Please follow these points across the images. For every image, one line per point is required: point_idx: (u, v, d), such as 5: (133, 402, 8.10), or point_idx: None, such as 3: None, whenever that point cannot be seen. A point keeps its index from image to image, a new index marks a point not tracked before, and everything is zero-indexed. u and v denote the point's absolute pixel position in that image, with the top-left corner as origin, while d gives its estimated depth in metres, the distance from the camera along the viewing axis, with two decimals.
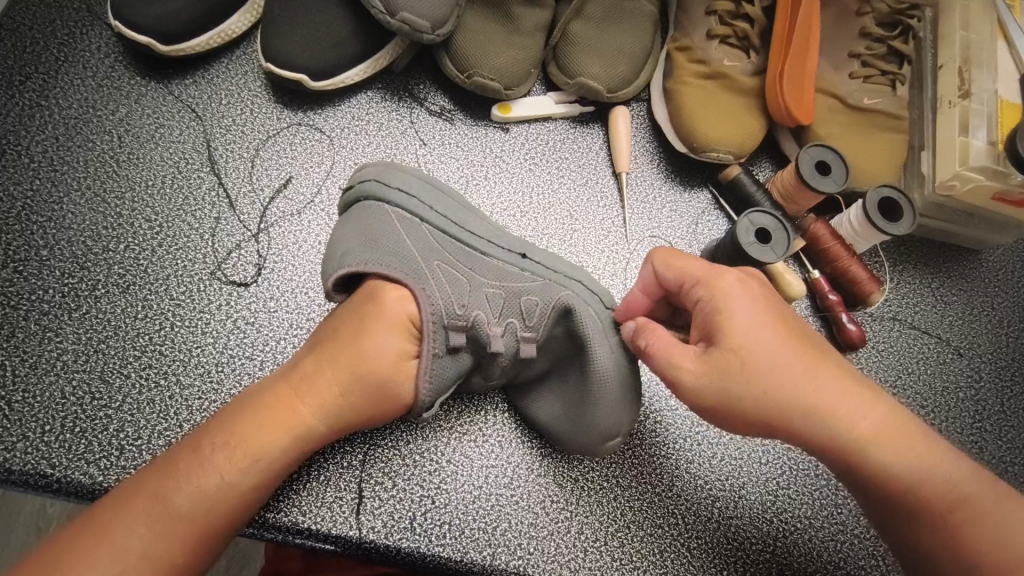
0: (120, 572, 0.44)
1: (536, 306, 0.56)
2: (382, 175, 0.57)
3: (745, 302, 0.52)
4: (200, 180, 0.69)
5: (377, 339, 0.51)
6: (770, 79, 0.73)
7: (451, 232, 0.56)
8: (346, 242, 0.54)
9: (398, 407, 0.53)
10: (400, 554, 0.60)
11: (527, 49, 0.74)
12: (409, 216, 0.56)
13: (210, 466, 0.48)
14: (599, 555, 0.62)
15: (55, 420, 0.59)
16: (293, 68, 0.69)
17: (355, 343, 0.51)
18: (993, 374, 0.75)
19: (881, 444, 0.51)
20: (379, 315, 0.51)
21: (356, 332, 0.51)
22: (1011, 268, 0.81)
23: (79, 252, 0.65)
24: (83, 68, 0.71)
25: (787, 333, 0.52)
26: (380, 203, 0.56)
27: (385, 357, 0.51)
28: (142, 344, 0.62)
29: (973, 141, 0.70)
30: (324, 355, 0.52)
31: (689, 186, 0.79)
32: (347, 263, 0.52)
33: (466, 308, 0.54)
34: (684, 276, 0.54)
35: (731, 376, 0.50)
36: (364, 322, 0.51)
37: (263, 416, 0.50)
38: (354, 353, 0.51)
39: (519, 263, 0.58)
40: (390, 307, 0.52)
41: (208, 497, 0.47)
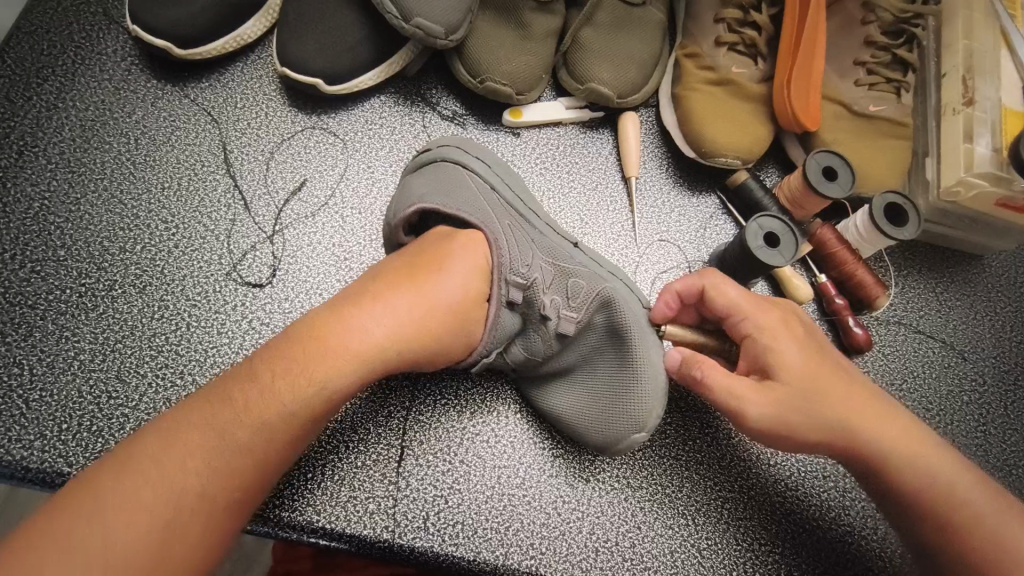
0: (175, 512, 0.41)
1: (581, 289, 0.58)
2: (462, 144, 0.64)
3: (787, 337, 0.53)
4: (215, 182, 0.70)
5: (454, 273, 0.52)
6: (777, 87, 0.75)
7: (513, 207, 0.60)
8: (424, 186, 0.58)
9: (461, 351, 0.54)
10: (413, 553, 0.60)
11: (538, 55, 0.75)
12: (482, 182, 0.60)
13: (272, 395, 0.44)
14: (611, 555, 0.62)
15: (73, 418, 0.59)
16: (309, 73, 0.70)
17: (431, 274, 0.51)
18: (997, 377, 0.76)
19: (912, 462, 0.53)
20: (456, 254, 0.53)
21: (431, 266, 0.52)
22: (1014, 273, 0.82)
23: (96, 253, 0.65)
24: (99, 71, 0.72)
25: (826, 362, 0.54)
26: (455, 166, 0.60)
27: (458, 293, 0.52)
28: (159, 345, 0.63)
29: (977, 148, 0.71)
30: (396, 285, 0.50)
31: (696, 191, 0.80)
32: (422, 201, 0.55)
33: (527, 269, 0.57)
34: (731, 307, 0.55)
35: (779, 405, 0.52)
36: (441, 258, 0.53)
37: (325, 339, 0.46)
38: (430, 284, 0.51)
39: (573, 252, 0.60)
40: (467, 246, 0.54)
41: (265, 428, 0.44)
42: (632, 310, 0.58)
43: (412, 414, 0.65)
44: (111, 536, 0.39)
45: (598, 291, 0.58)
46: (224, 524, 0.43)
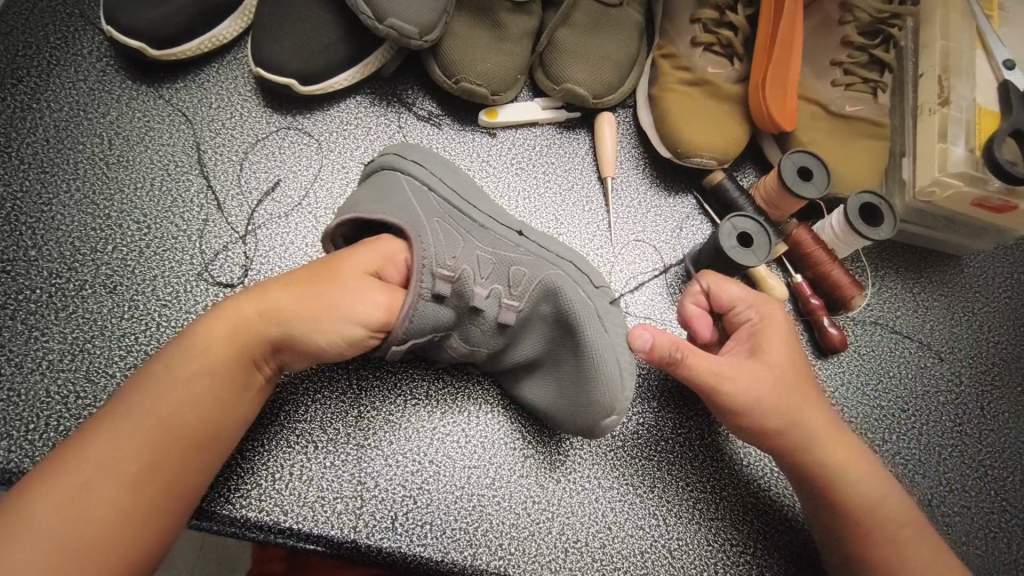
0: (90, 478, 0.44)
1: (524, 277, 0.58)
2: (400, 151, 0.62)
3: (782, 337, 0.59)
4: (188, 183, 0.70)
5: (353, 257, 0.55)
6: (753, 87, 0.75)
7: (454, 201, 0.59)
8: (361, 196, 0.58)
9: (366, 328, 0.53)
10: (381, 554, 0.60)
11: (514, 55, 0.75)
12: (419, 183, 0.60)
13: (161, 367, 0.49)
14: (580, 556, 0.62)
15: (40, 418, 0.59)
16: (283, 73, 0.70)
17: (328, 264, 0.55)
18: (974, 379, 0.76)
19: (860, 479, 0.57)
20: (362, 246, 0.56)
21: (332, 258, 0.55)
22: (993, 274, 0.81)
23: (67, 253, 0.65)
24: (74, 72, 0.72)
25: (809, 371, 0.59)
26: (394, 172, 0.60)
27: (355, 273, 0.54)
28: (128, 344, 0.63)
29: (952, 147, 0.71)
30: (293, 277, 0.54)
31: (673, 191, 0.80)
32: (352, 212, 0.56)
33: (455, 261, 0.56)
34: (734, 301, 0.63)
35: (766, 390, 0.56)
36: (341, 253, 0.56)
37: (218, 324, 0.51)
38: (327, 270, 0.54)
39: (519, 239, 0.60)
40: (367, 244, 0.57)
41: (162, 397, 0.48)
42: (575, 299, 0.58)
43: (382, 413, 0.65)
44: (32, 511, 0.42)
45: (539, 278, 0.58)
46: (143, 485, 0.46)
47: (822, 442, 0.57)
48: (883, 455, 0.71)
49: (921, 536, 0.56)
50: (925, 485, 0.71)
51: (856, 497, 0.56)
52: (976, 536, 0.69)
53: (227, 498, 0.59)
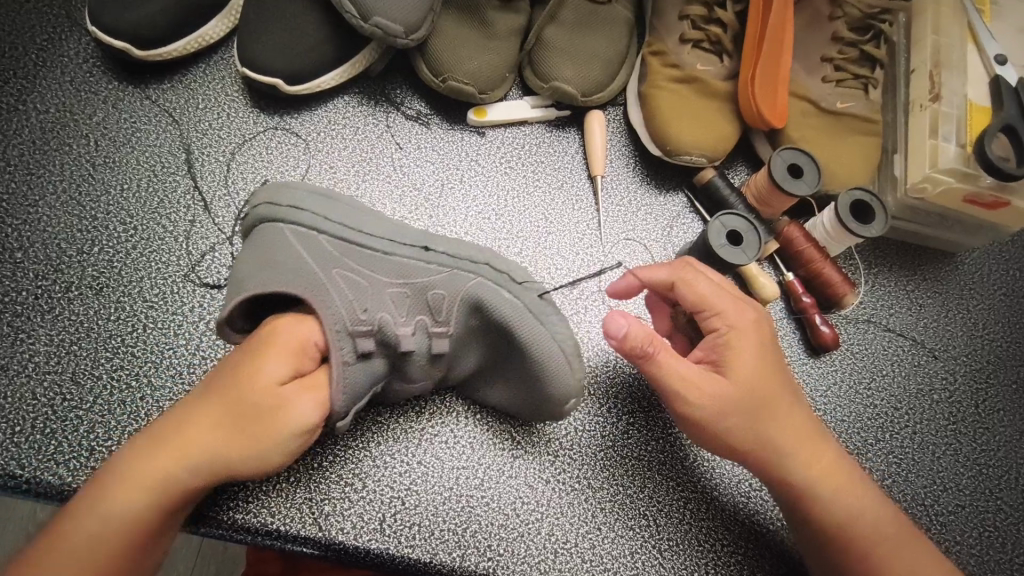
0: None
1: (444, 300, 0.57)
2: (275, 197, 0.57)
3: (751, 346, 0.57)
4: (175, 183, 0.70)
5: (269, 364, 0.50)
6: (742, 84, 0.74)
7: (352, 237, 0.56)
8: (246, 270, 0.54)
9: (294, 441, 0.51)
10: (369, 555, 0.60)
11: (502, 54, 0.75)
12: (307, 230, 0.56)
13: (84, 508, 0.47)
14: (569, 557, 0.62)
15: (26, 420, 0.59)
16: (269, 73, 0.70)
17: (242, 381, 0.50)
18: (968, 376, 0.76)
19: (829, 486, 0.56)
20: (278, 342, 0.51)
21: (246, 371, 0.50)
22: (987, 270, 0.81)
23: (53, 255, 0.65)
24: (60, 73, 0.72)
25: (778, 377, 0.58)
26: (276, 225, 0.56)
27: (277, 386, 0.50)
28: (115, 346, 0.63)
29: (943, 144, 0.71)
30: (209, 408, 0.50)
31: (664, 189, 0.79)
32: (246, 290, 0.52)
33: (369, 311, 0.54)
34: (703, 300, 0.58)
35: (730, 403, 0.55)
36: (254, 357, 0.51)
37: (139, 467, 0.48)
38: (245, 394, 0.50)
39: (424, 254, 0.57)
40: (280, 339, 0.52)
41: (92, 547, 0.46)
42: (502, 305, 0.57)
43: (370, 415, 0.64)
44: None
45: (461, 295, 0.57)
46: None
47: (789, 453, 0.56)
48: (876, 453, 0.71)
49: (897, 537, 0.56)
50: (919, 484, 0.70)
51: (823, 503, 0.56)
52: (970, 534, 0.69)
53: (215, 500, 0.59)
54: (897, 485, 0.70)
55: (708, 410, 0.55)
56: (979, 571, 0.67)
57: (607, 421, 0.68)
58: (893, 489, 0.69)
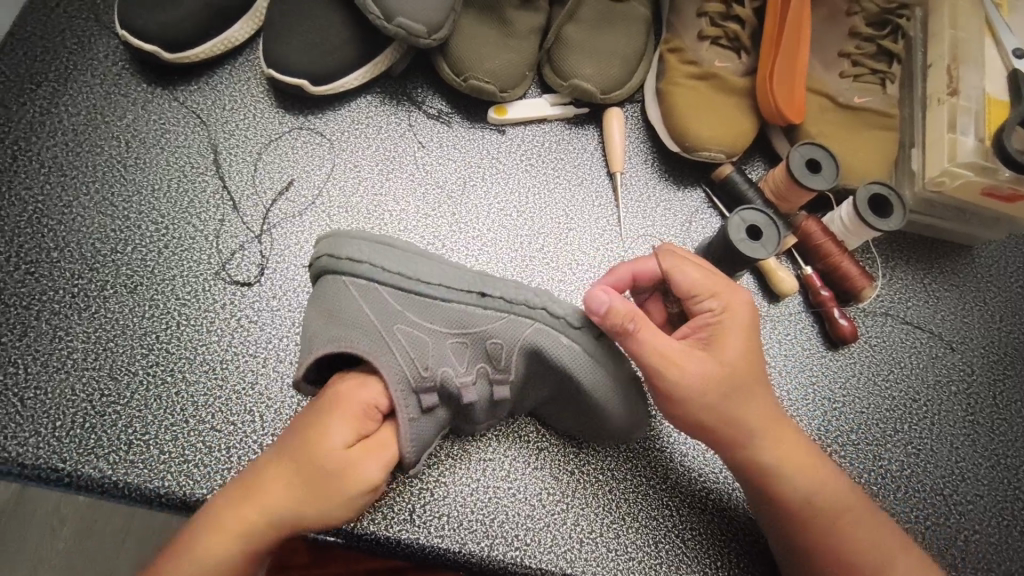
0: None
1: (502, 348, 0.57)
2: (333, 248, 0.55)
3: (735, 332, 0.57)
4: (204, 183, 0.71)
5: (338, 427, 0.52)
6: (761, 81, 0.75)
7: (409, 287, 0.55)
8: (316, 325, 0.55)
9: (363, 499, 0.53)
10: (399, 546, 0.61)
11: (522, 53, 0.76)
12: (365, 281, 0.55)
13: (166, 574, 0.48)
14: (594, 546, 0.63)
15: (67, 415, 0.61)
16: (294, 75, 0.71)
17: (310, 438, 0.51)
18: (986, 367, 0.76)
19: (801, 476, 0.56)
20: (348, 401, 0.53)
21: (314, 428, 0.52)
22: (1004, 263, 0.81)
23: (88, 254, 0.67)
24: (91, 77, 0.73)
25: (759, 365, 0.57)
26: (337, 277, 0.55)
27: (344, 450, 0.52)
28: (149, 343, 0.64)
29: (961, 137, 0.71)
30: (279, 468, 0.51)
31: (682, 185, 0.80)
32: (315, 350, 0.53)
33: (431, 367, 0.55)
34: (695, 285, 0.58)
35: (711, 383, 0.55)
36: (324, 415, 0.52)
37: (209, 534, 0.49)
38: (313, 455, 0.51)
39: (478, 303, 0.57)
40: (349, 398, 0.53)
41: None
42: (560, 351, 0.57)
43: None
44: None
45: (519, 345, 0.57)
46: None
47: (766, 441, 0.56)
48: (895, 444, 0.72)
49: (861, 524, 0.56)
50: (938, 474, 0.71)
51: (794, 493, 0.56)
52: (989, 524, 0.69)
53: None
54: (916, 476, 0.71)
55: (692, 390, 0.55)
56: (999, 560, 0.68)
57: None
58: (911, 479, 0.70)
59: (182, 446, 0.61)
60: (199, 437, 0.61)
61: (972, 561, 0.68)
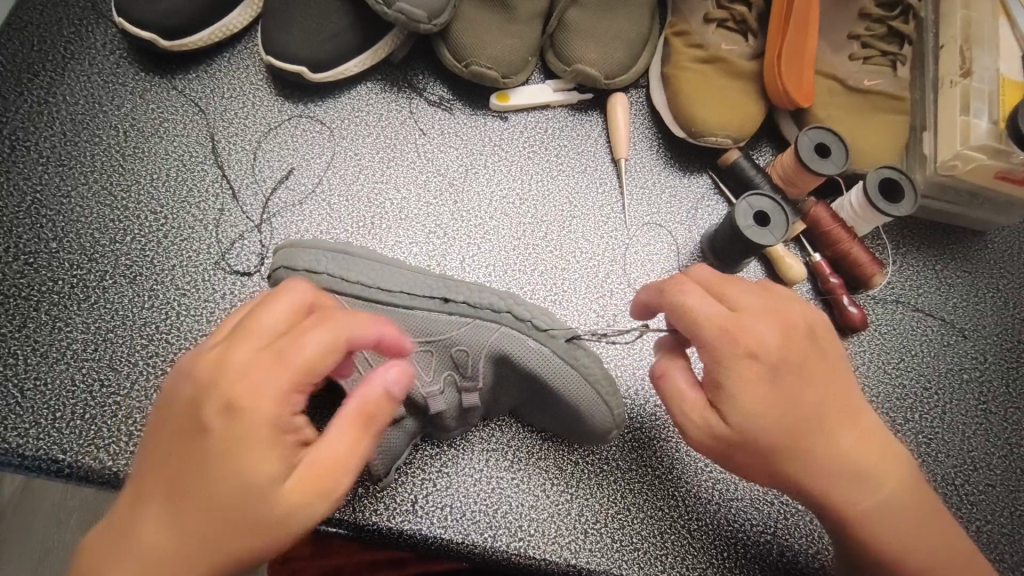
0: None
1: (467, 356, 0.57)
2: (288, 260, 0.57)
3: (755, 371, 0.48)
4: (203, 173, 0.71)
5: (254, 460, 0.39)
6: (768, 64, 0.73)
7: (368, 297, 0.57)
8: None
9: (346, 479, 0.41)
10: (402, 536, 0.61)
11: (524, 38, 0.75)
12: (325, 293, 0.56)
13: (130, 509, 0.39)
14: (599, 537, 0.62)
15: (67, 407, 0.60)
16: (293, 62, 0.70)
17: (196, 472, 0.39)
18: (998, 355, 0.75)
19: (868, 497, 0.49)
20: (252, 416, 0.39)
21: (221, 442, 0.39)
22: (1018, 249, 0.80)
23: (87, 245, 0.66)
24: (89, 65, 0.72)
25: (799, 395, 0.48)
26: (296, 289, 0.57)
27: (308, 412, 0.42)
28: (149, 334, 0.64)
29: (975, 120, 0.70)
30: (165, 518, 0.38)
31: (688, 171, 0.78)
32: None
33: None
34: (708, 283, 0.52)
35: (755, 391, 0.47)
36: (219, 445, 0.39)
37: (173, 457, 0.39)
38: (209, 497, 0.38)
39: (439, 309, 0.57)
40: (262, 389, 0.39)
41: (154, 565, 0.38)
42: (527, 355, 0.57)
43: None
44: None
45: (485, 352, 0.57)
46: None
47: (820, 478, 0.49)
48: (906, 434, 0.70)
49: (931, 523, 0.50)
50: (949, 464, 0.70)
51: (865, 518, 0.49)
52: (1002, 514, 0.68)
53: None
54: (927, 465, 0.69)
55: (708, 448, 0.50)
56: (1012, 550, 0.67)
57: (634, 404, 0.68)
58: (922, 468, 0.69)
59: None
60: None
61: (984, 552, 0.66)
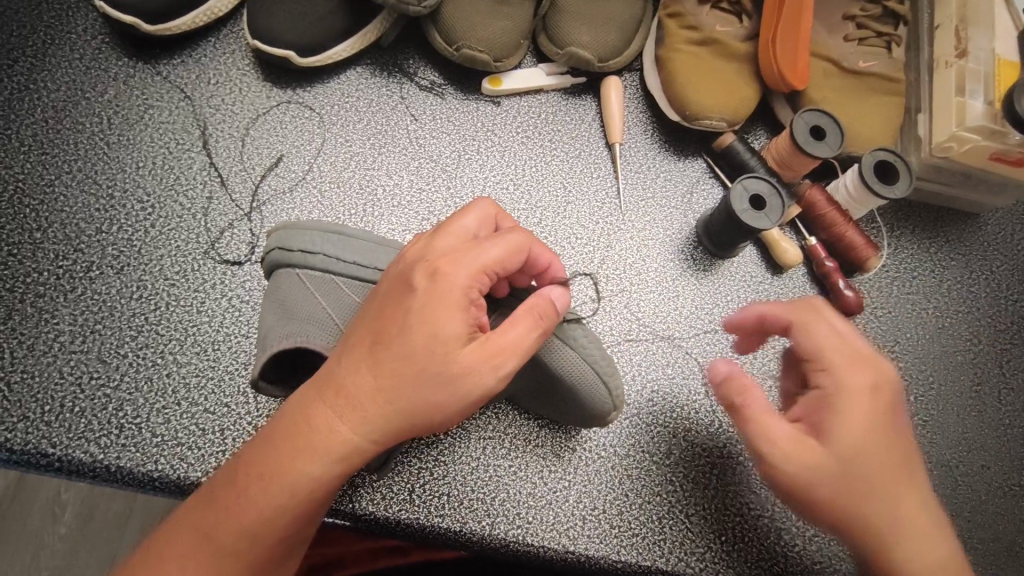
0: (290, 495, 0.44)
1: None
2: (284, 241, 0.56)
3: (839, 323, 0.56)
4: (190, 160, 0.69)
5: (443, 314, 0.44)
6: (763, 44, 0.73)
7: (365, 277, 0.56)
8: (273, 322, 0.54)
9: (472, 389, 0.44)
10: (399, 526, 0.60)
11: (516, 20, 0.73)
12: (321, 274, 0.55)
13: (358, 386, 0.44)
14: (597, 523, 0.62)
15: (55, 400, 0.59)
16: (280, 45, 0.69)
17: (401, 337, 0.44)
18: (992, 337, 0.75)
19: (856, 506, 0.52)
20: (451, 278, 0.45)
21: (425, 317, 0.44)
22: (1011, 230, 0.79)
23: (72, 235, 0.65)
24: (70, 51, 0.71)
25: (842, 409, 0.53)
26: (291, 270, 0.55)
27: (456, 334, 0.44)
28: (138, 325, 0.62)
29: (970, 101, 0.69)
30: (324, 401, 0.45)
31: (683, 155, 0.78)
32: (272, 344, 0.51)
33: None
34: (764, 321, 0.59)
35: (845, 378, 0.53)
36: (425, 301, 0.44)
37: (393, 346, 0.44)
38: (407, 356, 0.44)
39: None
40: (449, 282, 0.45)
41: (329, 447, 0.44)
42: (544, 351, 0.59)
43: None
44: (251, 499, 0.44)
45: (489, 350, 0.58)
46: (315, 503, 0.45)
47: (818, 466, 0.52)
48: None
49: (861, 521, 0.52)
50: (944, 445, 0.70)
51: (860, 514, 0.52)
52: (996, 494, 0.69)
53: None
54: (922, 447, 0.70)
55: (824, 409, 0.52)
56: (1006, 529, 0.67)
57: (629, 390, 0.68)
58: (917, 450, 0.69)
59: (175, 429, 0.59)
60: (192, 420, 0.60)
61: (978, 532, 0.67)
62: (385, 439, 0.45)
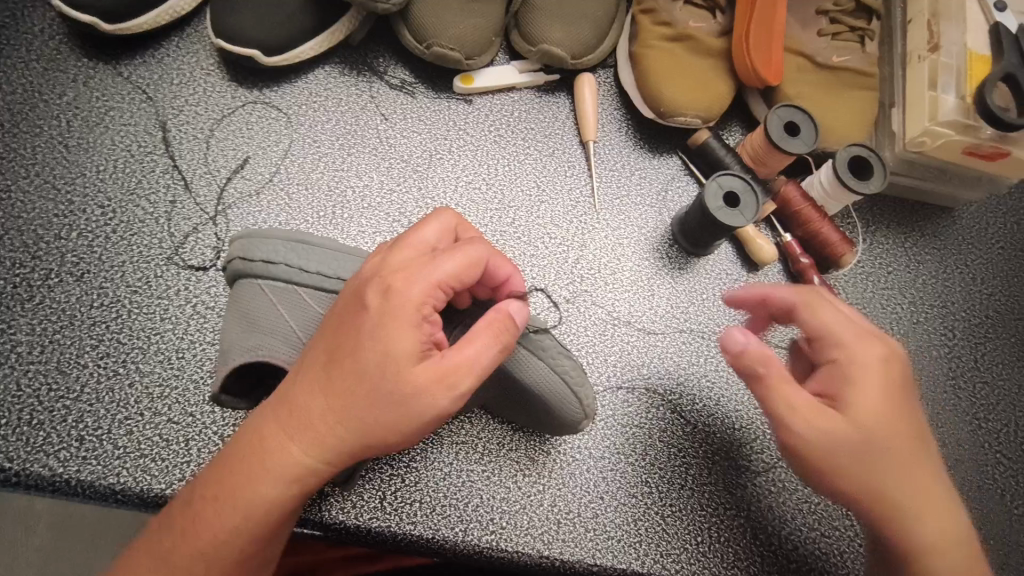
0: (242, 517, 0.43)
1: None
2: (245, 249, 0.54)
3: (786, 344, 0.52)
4: (153, 163, 0.67)
5: (392, 332, 0.43)
6: (736, 39, 0.72)
7: (329, 289, 0.54)
8: (235, 335, 0.53)
9: (424, 409, 0.43)
10: (370, 534, 0.59)
11: (486, 16, 0.72)
12: (283, 285, 0.53)
13: (311, 407, 0.43)
14: (572, 527, 0.61)
15: (12, 413, 0.57)
16: (244, 43, 0.67)
17: (354, 355, 0.43)
18: (967, 332, 0.75)
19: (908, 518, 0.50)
20: (403, 293, 0.44)
21: (376, 335, 0.43)
22: (985, 224, 0.80)
23: (29, 242, 0.63)
24: (26, 52, 0.69)
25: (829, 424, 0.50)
26: (252, 280, 0.54)
27: (406, 351, 0.43)
28: (100, 334, 0.61)
29: (943, 96, 0.69)
30: (278, 421, 0.44)
31: (657, 152, 0.77)
32: (231, 358, 0.51)
33: None
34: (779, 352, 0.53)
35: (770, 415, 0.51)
36: (377, 318, 0.43)
37: (345, 366, 0.43)
38: (358, 375, 0.43)
39: None
40: (399, 299, 0.44)
41: (282, 466, 0.43)
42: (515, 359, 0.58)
43: None
44: (205, 521, 0.43)
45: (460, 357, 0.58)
46: (270, 524, 0.44)
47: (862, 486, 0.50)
48: None
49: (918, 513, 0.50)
50: None
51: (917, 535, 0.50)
52: (971, 489, 0.69)
53: None
54: None
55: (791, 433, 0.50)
56: (981, 525, 0.67)
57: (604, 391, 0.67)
58: None
59: (138, 440, 0.57)
60: (155, 430, 0.58)
61: None
62: (339, 460, 0.44)
